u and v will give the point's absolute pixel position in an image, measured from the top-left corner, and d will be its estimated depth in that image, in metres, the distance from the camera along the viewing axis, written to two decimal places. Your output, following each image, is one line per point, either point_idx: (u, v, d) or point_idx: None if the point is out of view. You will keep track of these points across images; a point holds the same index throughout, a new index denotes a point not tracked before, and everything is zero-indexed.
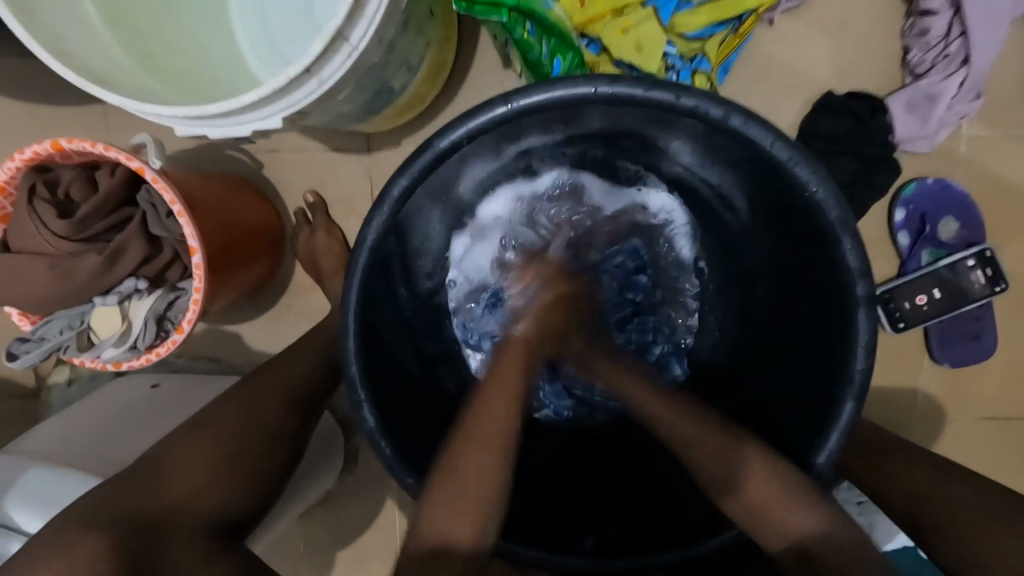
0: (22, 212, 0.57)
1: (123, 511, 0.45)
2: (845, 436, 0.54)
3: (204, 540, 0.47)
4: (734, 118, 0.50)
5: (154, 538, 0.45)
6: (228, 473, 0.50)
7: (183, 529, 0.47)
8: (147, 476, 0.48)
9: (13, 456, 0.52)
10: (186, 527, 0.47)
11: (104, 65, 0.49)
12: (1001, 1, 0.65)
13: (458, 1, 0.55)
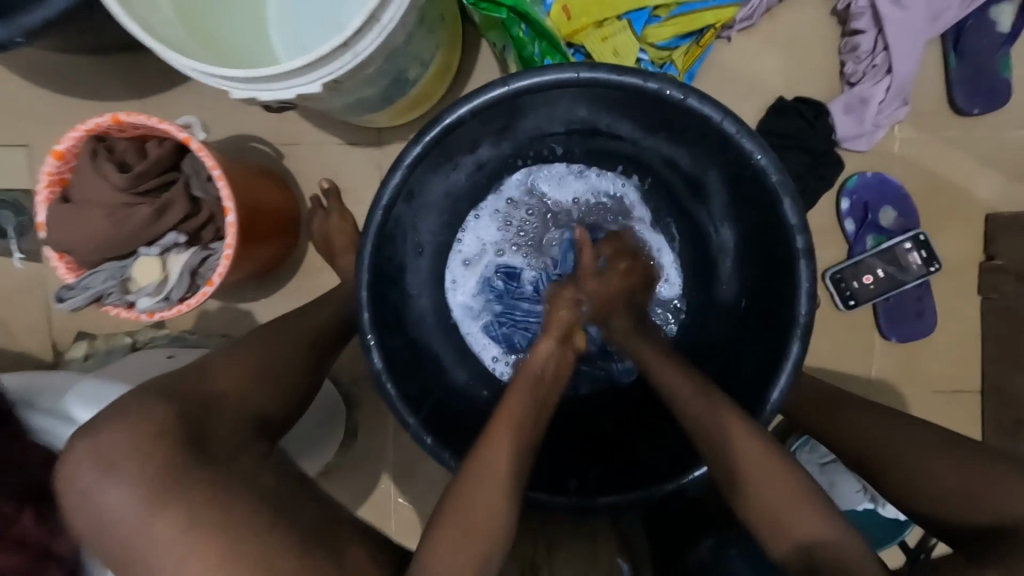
0: (83, 171, 0.65)
1: (177, 386, 0.47)
2: (793, 376, 0.63)
3: (248, 429, 0.49)
4: (690, 99, 0.61)
5: (209, 412, 0.47)
6: (269, 383, 0.54)
7: (233, 413, 0.49)
8: (194, 374, 0.50)
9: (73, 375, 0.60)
10: (234, 414, 0.49)
11: (161, 31, 0.61)
12: (917, 22, 0.78)
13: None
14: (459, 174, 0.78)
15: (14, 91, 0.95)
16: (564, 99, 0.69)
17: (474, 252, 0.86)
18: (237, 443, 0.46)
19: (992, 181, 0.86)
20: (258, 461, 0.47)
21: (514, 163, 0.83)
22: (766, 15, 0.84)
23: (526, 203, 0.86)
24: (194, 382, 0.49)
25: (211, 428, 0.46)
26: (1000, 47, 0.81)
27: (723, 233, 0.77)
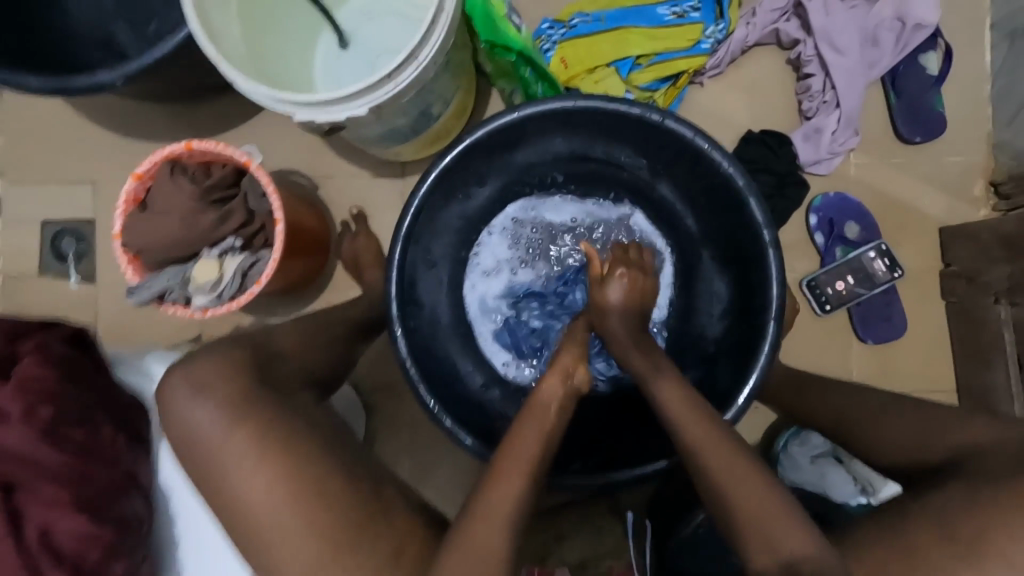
0: (159, 188, 0.78)
1: (244, 341, 0.56)
2: (773, 350, 0.72)
3: (300, 380, 0.57)
4: (667, 121, 0.73)
5: (270, 361, 0.56)
6: (316, 349, 0.62)
7: (289, 366, 0.58)
8: (254, 335, 0.59)
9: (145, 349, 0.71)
10: (289, 367, 0.58)
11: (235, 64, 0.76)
12: (857, 67, 0.93)
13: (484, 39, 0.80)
14: (475, 197, 0.91)
15: (86, 136, 1.10)
16: (562, 127, 0.82)
17: (487, 264, 0.97)
18: (298, 385, 0.56)
19: (941, 199, 0.98)
20: (310, 404, 0.55)
21: (518, 188, 0.95)
22: (732, 64, 0.99)
23: (530, 223, 0.97)
24: (260, 339, 0.59)
25: (276, 370, 0.56)
26: (931, 87, 0.96)
27: (704, 241, 0.89)
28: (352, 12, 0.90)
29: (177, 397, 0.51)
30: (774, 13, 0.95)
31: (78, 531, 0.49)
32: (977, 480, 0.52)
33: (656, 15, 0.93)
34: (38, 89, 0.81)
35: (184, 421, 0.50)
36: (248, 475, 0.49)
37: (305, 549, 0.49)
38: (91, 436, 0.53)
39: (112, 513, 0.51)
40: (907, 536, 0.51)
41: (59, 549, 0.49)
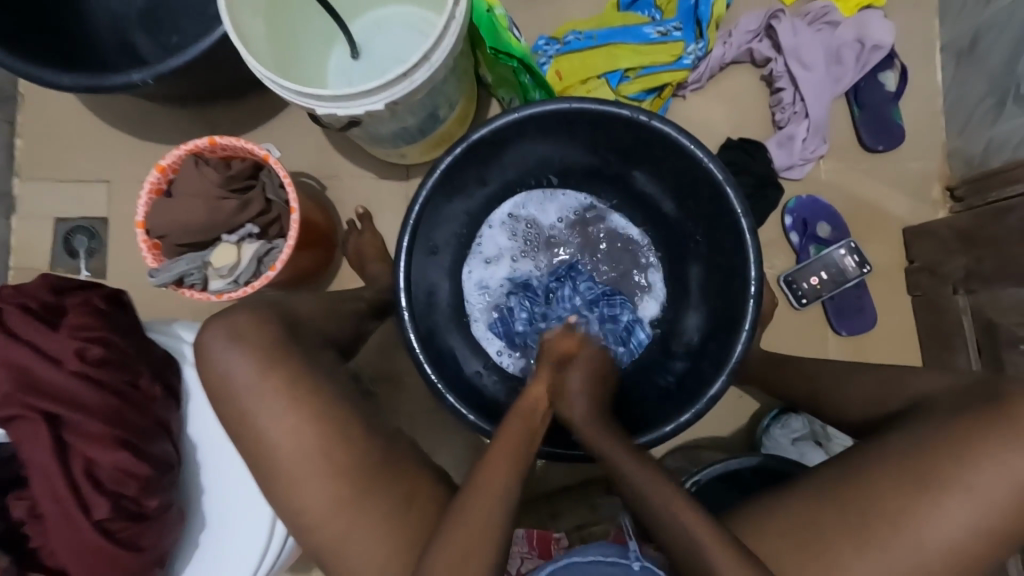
0: (183, 179, 0.83)
1: (270, 304, 0.61)
2: (752, 328, 0.79)
3: (319, 343, 0.62)
4: (653, 121, 0.81)
5: (294, 322, 0.61)
6: (334, 319, 0.67)
7: (310, 328, 0.63)
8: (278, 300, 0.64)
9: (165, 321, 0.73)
10: (310, 330, 0.63)
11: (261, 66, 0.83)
12: (822, 82, 1.03)
13: (490, 46, 0.88)
14: (473, 193, 0.97)
15: (104, 138, 1.15)
16: (557, 128, 0.89)
17: (489, 254, 1.04)
18: (318, 346, 0.60)
19: (904, 202, 1.06)
20: (332, 362, 0.60)
21: (514, 188, 1.02)
22: (711, 79, 1.09)
23: (525, 220, 1.05)
24: (284, 305, 0.63)
25: (301, 329, 0.61)
26: (890, 101, 1.06)
27: (684, 235, 0.97)
28: (366, 25, 0.98)
29: (215, 347, 0.56)
30: (749, 35, 1.05)
31: (120, 464, 0.53)
32: (930, 423, 0.59)
33: (643, 32, 1.02)
34: (72, 87, 0.87)
35: (219, 369, 0.55)
36: (275, 420, 0.54)
37: (327, 489, 0.54)
38: (133, 377, 0.56)
39: (151, 451, 0.55)
40: (871, 476, 0.57)
41: (102, 480, 0.53)
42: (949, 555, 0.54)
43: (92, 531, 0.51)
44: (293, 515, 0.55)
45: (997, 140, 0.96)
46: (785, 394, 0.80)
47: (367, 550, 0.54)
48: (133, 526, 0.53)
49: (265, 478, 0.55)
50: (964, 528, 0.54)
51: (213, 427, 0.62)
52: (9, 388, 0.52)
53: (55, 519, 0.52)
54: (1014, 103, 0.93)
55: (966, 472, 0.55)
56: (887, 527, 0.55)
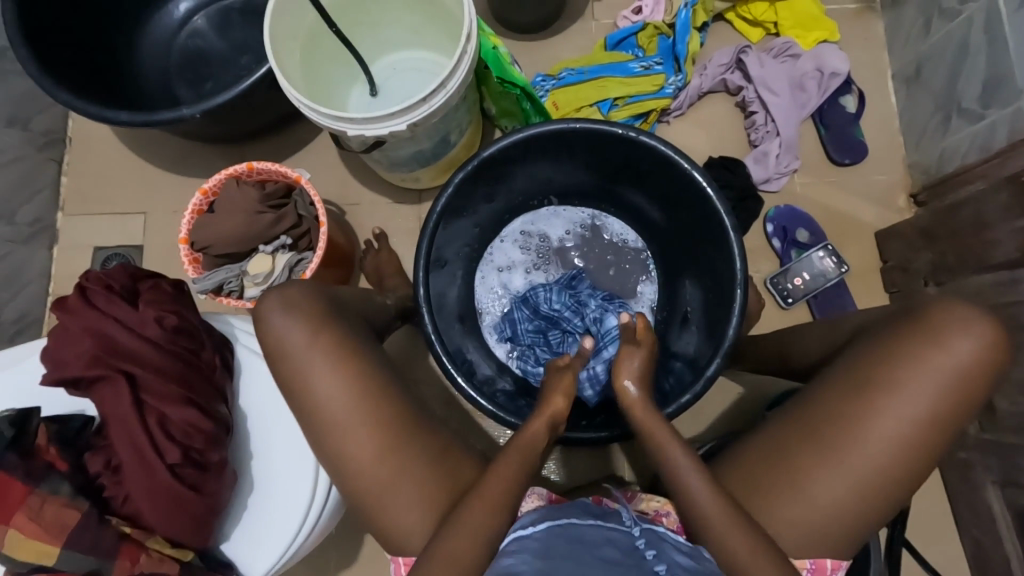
0: (224, 198, 0.93)
1: (313, 292, 0.71)
2: (741, 316, 0.87)
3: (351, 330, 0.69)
4: (641, 136, 0.92)
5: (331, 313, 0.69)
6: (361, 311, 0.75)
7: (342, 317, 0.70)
8: (317, 290, 0.72)
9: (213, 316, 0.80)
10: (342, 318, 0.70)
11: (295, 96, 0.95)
12: (790, 105, 1.16)
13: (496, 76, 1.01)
14: (482, 211, 1.08)
15: (143, 174, 1.26)
16: (560, 147, 0.99)
17: (502, 266, 1.16)
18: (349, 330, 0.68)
19: (872, 210, 1.17)
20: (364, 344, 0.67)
21: (524, 210, 1.16)
22: (692, 107, 1.22)
23: (533, 235, 1.17)
24: (321, 293, 0.71)
25: (340, 316, 0.70)
26: (852, 121, 1.19)
27: (677, 242, 1.07)
28: (384, 67, 1.11)
29: (275, 322, 0.67)
30: (722, 68, 1.19)
31: (188, 418, 0.59)
32: (882, 360, 0.72)
33: (628, 67, 1.17)
34: (127, 121, 0.98)
35: (279, 333, 0.67)
36: (327, 377, 0.66)
37: (371, 439, 0.65)
38: (196, 344, 0.63)
39: (213, 408, 0.61)
40: (822, 405, 0.73)
41: (171, 431, 0.59)
42: (893, 457, 0.70)
43: (165, 475, 0.57)
44: (342, 460, 0.66)
45: (948, 151, 1.08)
46: (764, 365, 1.00)
47: (411, 488, 0.66)
48: (198, 474, 0.59)
49: (316, 430, 0.67)
50: (900, 424, 0.70)
51: (262, 394, 0.69)
52: (90, 346, 0.58)
53: (131, 466, 0.58)
54: (958, 117, 1.05)
55: (899, 385, 0.70)
56: (844, 440, 0.71)
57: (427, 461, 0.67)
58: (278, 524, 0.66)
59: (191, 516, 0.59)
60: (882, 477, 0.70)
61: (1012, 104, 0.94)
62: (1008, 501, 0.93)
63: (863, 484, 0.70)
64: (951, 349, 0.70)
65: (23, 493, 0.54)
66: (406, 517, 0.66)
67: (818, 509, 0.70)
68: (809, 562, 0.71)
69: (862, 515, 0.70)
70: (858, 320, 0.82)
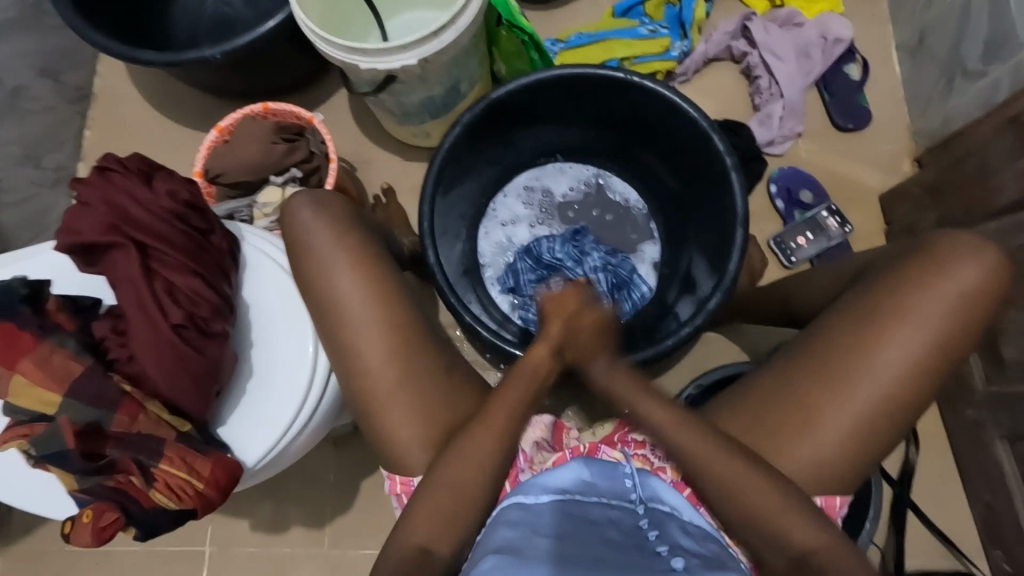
0: (239, 134, 0.96)
1: (328, 199, 0.73)
2: (742, 253, 0.88)
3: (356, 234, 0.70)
4: (646, 81, 0.93)
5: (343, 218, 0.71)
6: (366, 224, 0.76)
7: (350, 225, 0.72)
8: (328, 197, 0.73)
9: None
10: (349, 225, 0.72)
11: None
12: (795, 69, 1.18)
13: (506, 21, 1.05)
14: (488, 163, 1.10)
15: (162, 129, 1.30)
16: (567, 95, 1.01)
17: (507, 219, 1.17)
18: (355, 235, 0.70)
19: (877, 174, 1.18)
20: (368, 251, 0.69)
21: (531, 168, 1.19)
22: (697, 74, 1.25)
23: (538, 191, 1.18)
24: (333, 198, 0.74)
25: (355, 222, 0.73)
26: (856, 89, 1.20)
27: (681, 195, 1.07)
28: (399, 23, 1.15)
29: (298, 219, 0.70)
30: (727, 35, 1.22)
31: (194, 287, 0.61)
32: (888, 285, 0.61)
33: (636, 32, 1.20)
34: (153, 61, 1.02)
35: (290, 233, 0.70)
36: (343, 274, 0.67)
37: (376, 339, 0.66)
38: (206, 223, 0.65)
39: (218, 282, 0.63)
40: (829, 339, 0.61)
41: (177, 296, 0.61)
42: (909, 395, 0.59)
43: (170, 336, 0.60)
44: (341, 359, 0.67)
45: (953, 113, 1.09)
46: (767, 314, 0.90)
47: (413, 389, 0.66)
48: (201, 341, 0.61)
49: (325, 327, 0.68)
50: (919, 359, 0.58)
51: (266, 291, 0.71)
52: (103, 210, 0.61)
53: (138, 327, 0.60)
54: (963, 78, 1.06)
55: (911, 313, 0.59)
56: (850, 370, 0.59)
57: (432, 359, 0.68)
58: (270, 418, 0.67)
59: (191, 381, 0.61)
60: (893, 416, 0.59)
61: (1014, 59, 0.95)
62: (1017, 456, 0.91)
63: (873, 426, 0.59)
64: (956, 275, 0.59)
65: (32, 342, 0.58)
66: (402, 419, 0.66)
67: (817, 451, 0.59)
68: (821, 499, 0.60)
69: (870, 457, 0.60)
70: (866, 257, 0.70)
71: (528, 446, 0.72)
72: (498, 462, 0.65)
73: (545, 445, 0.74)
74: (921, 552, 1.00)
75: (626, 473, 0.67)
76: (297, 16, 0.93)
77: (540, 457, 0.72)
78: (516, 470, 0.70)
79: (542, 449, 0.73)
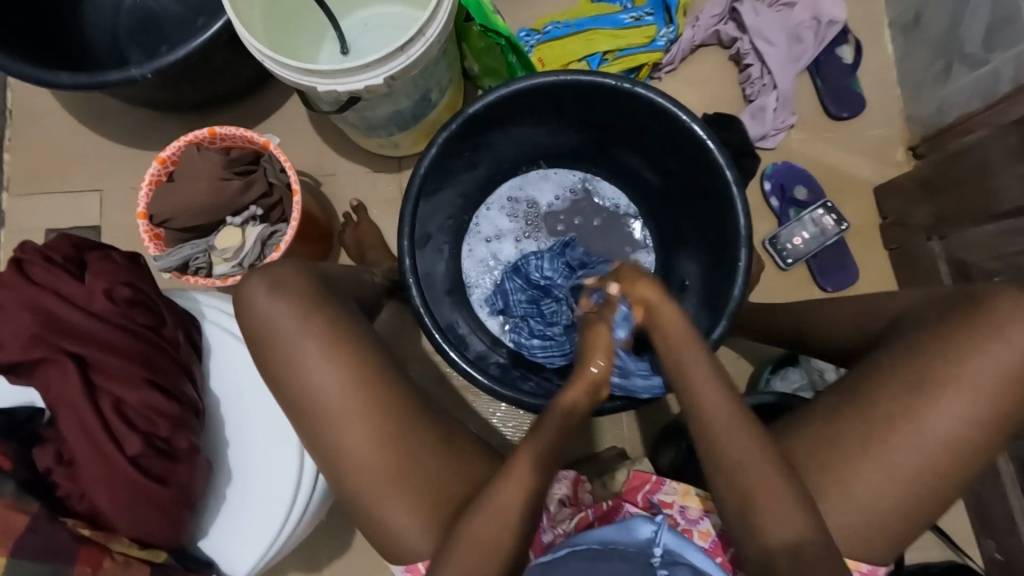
0: (184, 167, 0.85)
1: (305, 272, 0.67)
2: (746, 276, 0.83)
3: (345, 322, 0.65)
4: (636, 88, 0.85)
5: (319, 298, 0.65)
6: (334, 293, 0.68)
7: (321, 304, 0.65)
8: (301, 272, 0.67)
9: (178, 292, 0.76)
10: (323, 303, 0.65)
11: None
12: (786, 55, 1.11)
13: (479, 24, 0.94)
14: (466, 177, 1.01)
15: (95, 146, 1.15)
16: (550, 103, 0.92)
17: (491, 235, 1.09)
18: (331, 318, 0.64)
19: (871, 164, 1.14)
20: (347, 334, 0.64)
21: (513, 178, 1.10)
22: (683, 62, 1.16)
23: (521, 202, 1.10)
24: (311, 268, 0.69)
25: (332, 297, 0.67)
26: (849, 73, 1.14)
27: (675, 202, 1.01)
28: (355, 20, 1.02)
29: (260, 301, 0.64)
30: (714, 19, 1.13)
31: (146, 401, 0.59)
32: (930, 345, 0.59)
33: (617, 19, 1.09)
34: (72, 84, 0.88)
35: (258, 317, 0.64)
36: (320, 360, 0.62)
37: (371, 427, 0.61)
38: (157, 322, 0.63)
39: (178, 389, 0.62)
40: (871, 401, 0.59)
41: (132, 419, 0.59)
42: (942, 460, 0.57)
43: (126, 466, 0.57)
44: (334, 448, 0.62)
45: (949, 100, 1.04)
46: (771, 333, 0.88)
47: (418, 474, 0.61)
48: (164, 463, 0.60)
49: (315, 414, 0.62)
50: (967, 428, 0.57)
51: (238, 379, 0.70)
52: (37, 332, 0.57)
53: (87, 459, 0.57)
54: (960, 64, 1.01)
55: (959, 378, 0.56)
56: (891, 433, 0.58)
57: (430, 437, 0.63)
58: (264, 516, 0.67)
59: (158, 511, 0.59)
60: (936, 483, 0.57)
61: (1017, 47, 0.90)
62: (1014, 455, 0.93)
63: (915, 489, 0.57)
64: (1002, 333, 0.56)
65: None
66: (403, 505, 0.61)
67: (858, 517, 0.58)
68: (864, 565, 0.59)
69: (909, 520, 0.58)
70: (894, 308, 0.66)
71: (551, 504, 0.71)
72: (512, 545, 0.60)
73: (567, 500, 0.73)
74: (917, 546, 1.03)
75: (648, 522, 0.61)
76: (237, 28, 0.80)
77: (562, 516, 0.71)
78: (540, 534, 0.68)
79: (564, 507, 0.72)
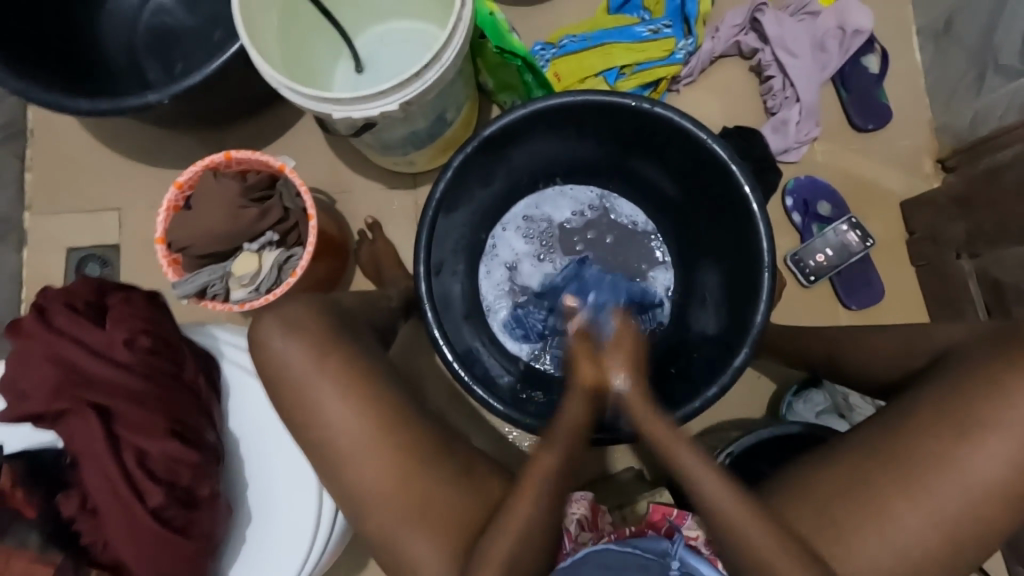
0: (200, 192, 0.86)
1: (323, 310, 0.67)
2: (770, 300, 0.81)
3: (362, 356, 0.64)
4: (654, 108, 0.84)
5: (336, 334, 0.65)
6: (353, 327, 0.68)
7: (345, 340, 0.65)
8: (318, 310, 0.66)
9: (195, 328, 0.77)
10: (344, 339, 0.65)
11: None
12: (809, 66, 1.07)
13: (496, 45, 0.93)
14: (482, 197, 1.00)
15: (112, 165, 1.16)
16: (567, 122, 0.91)
17: (507, 254, 1.08)
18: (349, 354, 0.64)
19: (898, 177, 1.10)
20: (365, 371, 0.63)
21: (529, 196, 1.09)
22: (702, 74, 1.14)
23: (537, 219, 1.09)
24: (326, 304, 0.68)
25: (343, 331, 0.66)
26: (875, 83, 1.10)
27: (694, 221, 0.99)
28: (369, 37, 1.01)
29: (273, 345, 0.64)
30: (735, 29, 1.10)
31: (168, 450, 0.62)
32: (969, 386, 0.58)
33: (634, 32, 1.07)
34: (88, 109, 0.89)
35: (277, 356, 0.64)
36: (337, 397, 0.62)
37: (391, 466, 0.61)
38: (176, 367, 0.67)
39: (196, 435, 0.65)
40: (908, 444, 0.58)
41: (153, 468, 0.62)
42: (982, 504, 0.55)
43: (147, 517, 0.60)
44: (357, 485, 0.61)
45: (982, 112, 1.01)
46: (806, 358, 0.86)
47: (439, 513, 0.61)
48: (185, 510, 0.63)
49: (336, 452, 0.62)
50: (1006, 471, 0.55)
51: (255, 417, 0.72)
52: (60, 383, 0.61)
53: (112, 506, 0.61)
54: (994, 74, 0.97)
55: (1001, 420, 0.55)
56: (930, 476, 0.56)
57: (450, 475, 0.62)
58: (286, 552, 0.69)
59: (179, 555, 0.62)
60: (969, 525, 0.56)
61: None
62: None
63: (949, 532, 0.55)
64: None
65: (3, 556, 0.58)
66: (423, 545, 0.60)
67: (891, 562, 0.56)
68: None
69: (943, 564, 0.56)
70: (943, 342, 0.66)
71: (571, 526, 0.70)
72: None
73: (585, 523, 0.71)
74: None
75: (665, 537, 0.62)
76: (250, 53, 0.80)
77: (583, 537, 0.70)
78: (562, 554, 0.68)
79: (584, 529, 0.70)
